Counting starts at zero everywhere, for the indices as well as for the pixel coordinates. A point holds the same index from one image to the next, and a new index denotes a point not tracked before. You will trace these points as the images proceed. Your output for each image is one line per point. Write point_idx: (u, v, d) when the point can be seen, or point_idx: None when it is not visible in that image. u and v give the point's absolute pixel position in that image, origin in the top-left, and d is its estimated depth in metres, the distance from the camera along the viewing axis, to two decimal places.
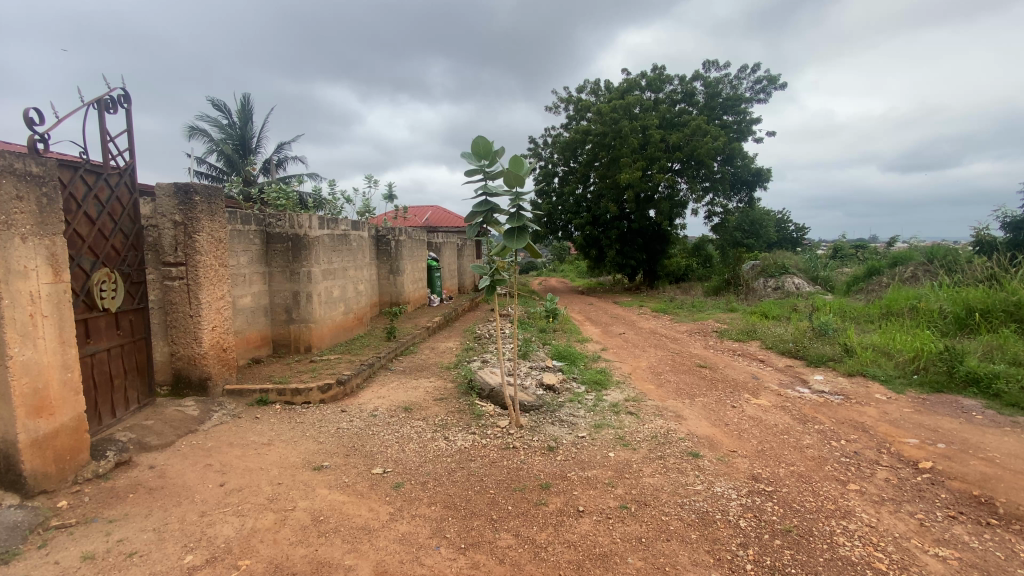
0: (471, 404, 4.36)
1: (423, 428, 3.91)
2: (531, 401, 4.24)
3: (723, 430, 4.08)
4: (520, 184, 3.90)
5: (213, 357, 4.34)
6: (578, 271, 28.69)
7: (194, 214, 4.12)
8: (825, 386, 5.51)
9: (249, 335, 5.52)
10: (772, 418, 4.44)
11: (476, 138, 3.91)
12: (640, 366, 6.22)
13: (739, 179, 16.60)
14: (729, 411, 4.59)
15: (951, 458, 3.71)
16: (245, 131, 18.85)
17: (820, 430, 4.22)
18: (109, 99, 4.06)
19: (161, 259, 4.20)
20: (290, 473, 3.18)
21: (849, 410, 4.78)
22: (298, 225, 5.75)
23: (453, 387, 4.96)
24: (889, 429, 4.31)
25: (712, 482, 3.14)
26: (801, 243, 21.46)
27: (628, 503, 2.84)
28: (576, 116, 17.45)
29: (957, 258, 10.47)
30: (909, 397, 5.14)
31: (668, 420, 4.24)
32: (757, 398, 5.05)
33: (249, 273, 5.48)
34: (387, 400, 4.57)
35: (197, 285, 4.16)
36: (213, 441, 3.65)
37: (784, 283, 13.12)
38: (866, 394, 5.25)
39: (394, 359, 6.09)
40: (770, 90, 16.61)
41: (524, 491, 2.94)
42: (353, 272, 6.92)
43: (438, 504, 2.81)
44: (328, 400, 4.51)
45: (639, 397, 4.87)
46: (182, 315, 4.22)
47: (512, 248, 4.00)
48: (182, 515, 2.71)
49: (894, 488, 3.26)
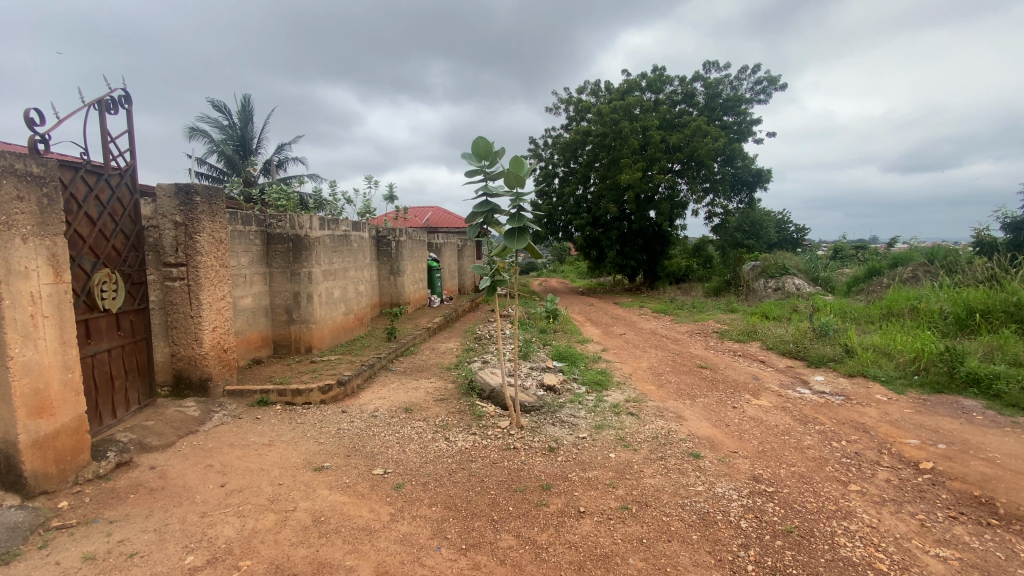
0: (472, 405, 4.36)
1: (423, 429, 3.91)
2: (532, 402, 4.24)
3: (723, 431, 4.08)
4: (520, 184, 3.90)
5: (213, 357, 4.34)
6: (578, 272, 28.71)
7: (195, 215, 4.12)
8: (826, 387, 5.50)
9: (250, 336, 5.52)
10: (773, 419, 4.44)
11: (477, 139, 3.91)
12: (640, 367, 6.22)
13: (739, 180, 16.61)
14: (730, 411, 4.59)
15: (952, 459, 3.71)
16: (245, 132, 18.87)
17: (821, 431, 4.22)
18: (110, 100, 4.06)
19: (161, 259, 4.20)
20: (290, 473, 3.17)
21: (850, 411, 4.77)
22: (298, 226, 5.75)
23: (454, 387, 4.95)
24: (890, 429, 4.30)
25: (713, 482, 3.14)
26: (801, 243, 21.48)
27: (629, 504, 2.83)
28: (576, 117, 17.46)
29: (957, 259, 10.47)
30: (909, 398, 5.14)
31: (669, 420, 4.24)
32: (757, 399, 5.04)
33: (249, 274, 5.48)
34: (387, 400, 4.57)
35: (197, 286, 4.16)
36: (214, 442, 3.65)
37: (785, 283, 13.12)
38: (867, 395, 5.25)
39: (394, 359, 6.09)
40: (770, 91, 16.65)
41: (525, 492, 2.94)
42: (353, 273, 6.92)
43: (439, 505, 2.81)
44: (329, 401, 4.51)
45: (639, 398, 4.86)
46: (183, 316, 4.22)
47: (512, 249, 4.00)
48: (183, 515, 2.71)
49: (894, 489, 3.26)
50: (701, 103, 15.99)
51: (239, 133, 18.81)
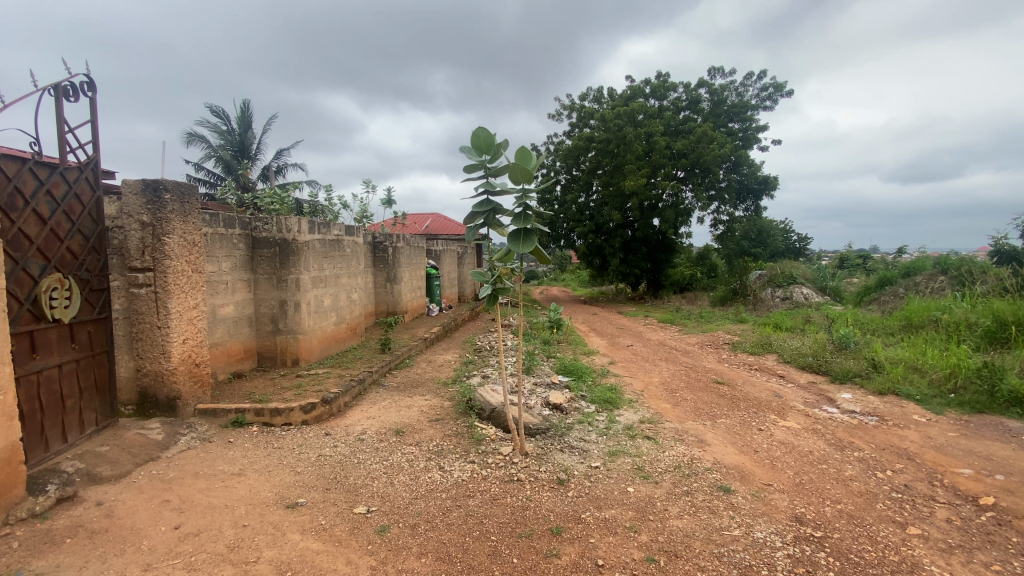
0: (471, 427, 3.92)
1: (415, 456, 3.45)
2: (537, 424, 3.80)
3: (752, 458, 3.63)
4: (525, 179, 3.48)
5: (184, 373, 3.89)
6: (580, 281, 28.25)
7: (164, 215, 3.70)
8: (856, 406, 5.05)
9: (231, 347, 5.08)
10: (806, 444, 3.97)
11: (477, 129, 3.49)
12: (653, 383, 5.77)
13: (745, 188, 16.24)
14: (756, 435, 4.12)
15: (1015, 493, 3.26)
16: (242, 138, 18.64)
17: (861, 458, 3.75)
18: (69, 86, 3.60)
19: (127, 264, 3.77)
20: (258, 512, 2.73)
21: (888, 433, 4.31)
22: (286, 229, 5.34)
23: (451, 406, 4.50)
24: (938, 457, 3.85)
25: (751, 525, 2.68)
26: (803, 253, 21.13)
27: (655, 555, 2.39)
28: (580, 124, 17.14)
29: (975, 268, 10.08)
30: (950, 420, 4.68)
31: (690, 445, 3.79)
32: (784, 420, 4.59)
33: (231, 281, 5.06)
34: (377, 421, 4.12)
35: (165, 293, 3.72)
36: (177, 471, 3.20)
37: (793, 293, 12.75)
38: (903, 415, 4.78)
39: (387, 374, 5.66)
40: (776, 97, 16.40)
41: (532, 538, 2.49)
42: (346, 280, 6.51)
43: (429, 556, 2.36)
44: (313, 421, 4.06)
45: (655, 419, 4.41)
46: (149, 327, 3.77)
47: (517, 253, 3.58)
48: (124, 568, 2.26)
49: (958, 532, 2.81)
50: (706, 110, 15.79)
51: (236, 140, 18.58)
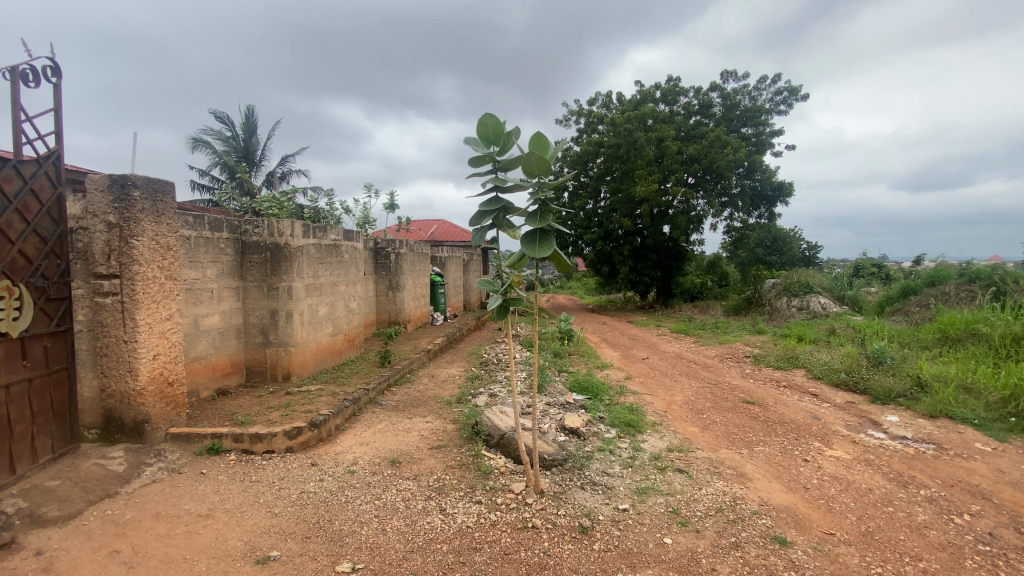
0: (477, 456, 3.45)
1: (413, 494, 2.97)
2: (553, 454, 3.31)
3: (803, 498, 3.12)
4: (541, 172, 3.03)
5: (154, 392, 3.45)
6: (587, 289, 27.71)
7: (133, 215, 3.29)
8: (906, 432, 4.51)
9: (216, 361, 4.66)
10: (862, 479, 3.46)
11: (484, 115, 3.05)
12: (675, 402, 5.25)
13: (759, 195, 15.76)
14: (802, 468, 3.60)
15: None
16: (248, 143, 18.46)
17: (930, 498, 3.23)
18: (30, 71, 3.22)
19: (91, 270, 3.36)
20: (222, 569, 2.27)
21: (952, 466, 3.78)
22: (277, 233, 4.93)
23: (454, 430, 4.02)
24: (1017, 495, 3.32)
25: None
26: (815, 262, 20.51)
27: None
28: (588, 129, 16.78)
29: (1009, 276, 9.52)
30: (1017, 449, 4.14)
31: (729, 481, 3.29)
32: (829, 448, 4.07)
33: (216, 289, 4.64)
34: (371, 448, 3.66)
35: (132, 303, 3.30)
36: (136, 511, 2.74)
37: (810, 302, 12.20)
38: (964, 443, 4.25)
39: (385, 390, 5.19)
40: (790, 102, 15.95)
41: None
42: (343, 288, 6.07)
43: None
44: (299, 448, 3.60)
45: (684, 446, 3.91)
46: (115, 341, 3.35)
47: (531, 258, 3.11)
48: None
49: None
50: (718, 114, 15.36)
51: (242, 145, 18.41)
